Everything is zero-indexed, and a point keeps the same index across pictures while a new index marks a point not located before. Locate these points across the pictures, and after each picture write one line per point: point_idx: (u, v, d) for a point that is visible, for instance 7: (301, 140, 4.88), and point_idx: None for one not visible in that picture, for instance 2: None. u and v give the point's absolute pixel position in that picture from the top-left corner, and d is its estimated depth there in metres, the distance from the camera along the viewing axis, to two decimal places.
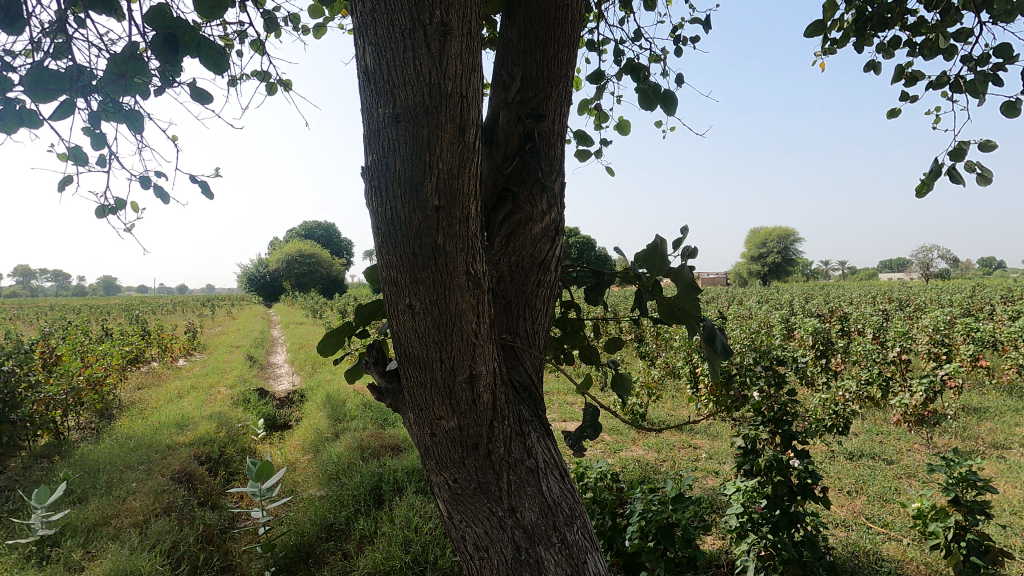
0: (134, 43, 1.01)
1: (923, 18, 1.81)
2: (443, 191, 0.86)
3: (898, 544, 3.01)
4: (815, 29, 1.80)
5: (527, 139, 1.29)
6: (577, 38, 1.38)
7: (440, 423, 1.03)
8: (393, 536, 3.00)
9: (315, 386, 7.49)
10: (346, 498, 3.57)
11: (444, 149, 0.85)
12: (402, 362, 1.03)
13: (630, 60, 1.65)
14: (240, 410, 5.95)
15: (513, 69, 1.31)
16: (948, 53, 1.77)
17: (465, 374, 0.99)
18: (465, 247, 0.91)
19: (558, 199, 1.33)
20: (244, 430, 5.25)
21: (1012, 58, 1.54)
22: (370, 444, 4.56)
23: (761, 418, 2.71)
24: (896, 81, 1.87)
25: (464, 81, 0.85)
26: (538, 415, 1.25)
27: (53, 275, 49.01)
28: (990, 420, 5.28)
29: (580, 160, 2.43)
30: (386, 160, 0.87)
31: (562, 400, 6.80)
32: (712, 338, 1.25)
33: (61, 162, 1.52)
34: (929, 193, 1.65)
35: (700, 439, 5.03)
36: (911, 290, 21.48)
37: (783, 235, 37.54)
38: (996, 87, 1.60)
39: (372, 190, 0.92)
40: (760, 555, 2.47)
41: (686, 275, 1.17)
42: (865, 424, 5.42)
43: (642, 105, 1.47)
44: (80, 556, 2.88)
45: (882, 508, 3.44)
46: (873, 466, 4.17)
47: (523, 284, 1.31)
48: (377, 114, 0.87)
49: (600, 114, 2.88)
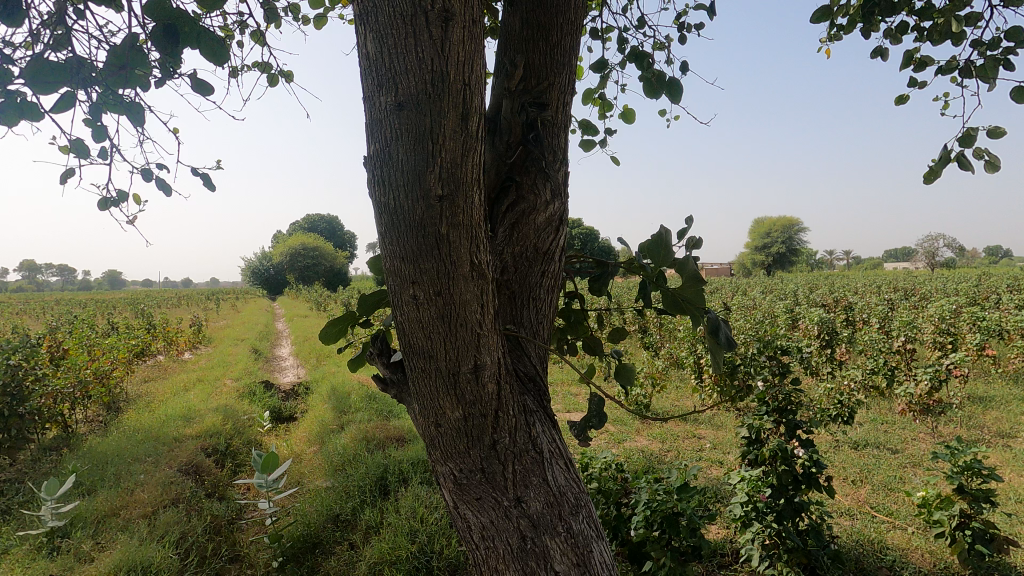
0: (134, 34, 1.00)
1: (930, 2, 1.78)
2: (445, 180, 0.86)
3: (903, 532, 3.01)
4: (821, 15, 1.78)
5: (530, 128, 1.28)
6: (581, 26, 1.37)
7: (445, 414, 1.03)
8: (399, 526, 3.02)
9: (320, 378, 7.52)
10: (351, 489, 3.58)
11: (447, 137, 0.84)
12: (406, 352, 1.03)
13: (633, 48, 1.64)
14: (245, 402, 5.98)
15: (515, 57, 1.30)
16: (958, 37, 1.74)
17: (470, 364, 0.98)
18: (468, 237, 0.91)
19: (562, 189, 1.33)
20: (249, 423, 5.28)
21: (1022, 42, 1.52)
22: (375, 435, 4.58)
23: (766, 408, 2.70)
24: (904, 67, 1.84)
25: (467, 67, 0.84)
26: (542, 405, 1.25)
27: (59, 271, 49.32)
28: (995, 409, 5.26)
29: (584, 151, 2.42)
30: (388, 149, 0.87)
31: (566, 391, 6.81)
32: (716, 329, 1.25)
33: (62, 154, 1.52)
34: (938, 180, 1.64)
35: (704, 429, 5.03)
36: (916, 280, 21.35)
37: (787, 225, 37.32)
38: (1007, 72, 1.58)
39: (375, 179, 0.91)
40: (764, 543, 2.49)
41: (690, 266, 1.17)
42: (870, 413, 5.39)
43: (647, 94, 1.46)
44: (89, 547, 2.91)
45: (886, 497, 3.44)
46: (878, 455, 4.17)
47: (526, 274, 1.30)
48: (378, 103, 0.86)
49: (603, 103, 2.86)
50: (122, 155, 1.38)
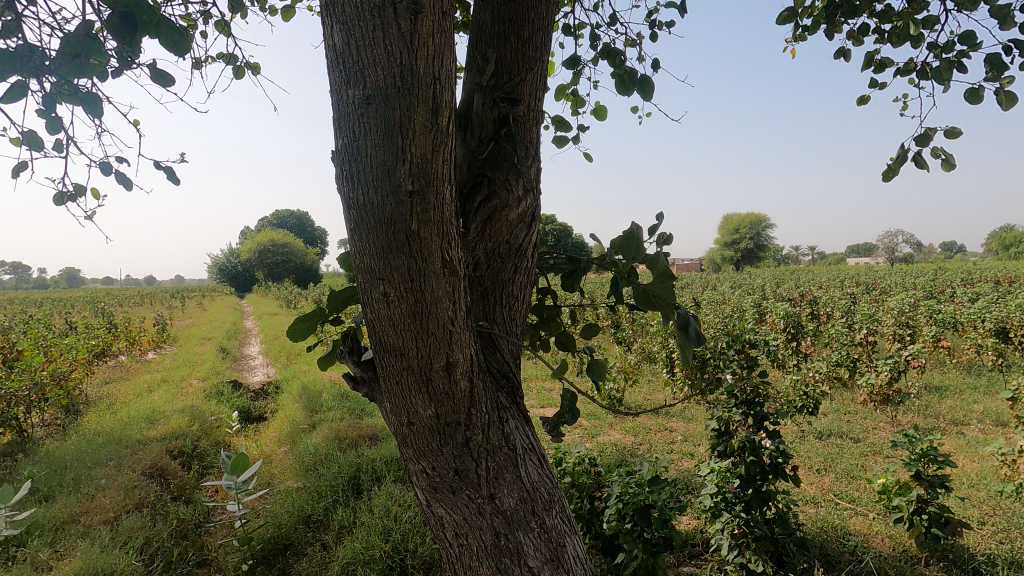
0: (89, 22, 0.96)
1: (889, 5, 1.84)
2: (416, 176, 0.85)
3: (864, 518, 3.12)
4: (787, 15, 1.81)
5: (502, 124, 1.28)
6: (552, 21, 1.36)
7: (417, 412, 1.02)
8: (372, 525, 2.99)
9: (291, 377, 7.39)
10: (323, 489, 3.54)
11: (417, 133, 0.83)
12: (377, 350, 1.02)
13: (606, 44, 1.64)
14: (213, 403, 5.84)
15: (487, 52, 1.29)
16: (915, 40, 1.80)
17: (442, 362, 0.98)
18: (439, 234, 0.90)
19: (534, 185, 1.32)
20: (217, 423, 5.16)
21: (974, 46, 1.58)
22: (347, 434, 4.52)
23: (734, 401, 2.78)
24: (865, 68, 1.90)
25: (436, 62, 0.83)
26: (515, 402, 1.25)
27: (13, 269, 47.21)
28: (950, 398, 5.49)
29: (557, 147, 2.43)
30: (357, 145, 0.85)
31: (540, 387, 6.85)
32: (686, 324, 1.27)
33: (13, 147, 1.45)
34: (896, 178, 1.69)
35: (675, 422, 5.12)
36: (877, 275, 22.09)
37: (755, 222, 38.20)
38: (961, 74, 1.64)
39: (343, 175, 0.90)
40: (733, 533, 2.54)
41: (660, 261, 1.18)
42: (834, 404, 5.57)
43: (619, 90, 1.46)
44: (47, 555, 2.81)
45: (849, 485, 3.56)
46: (841, 444, 4.31)
47: (499, 271, 1.30)
48: (346, 96, 0.84)
49: (576, 100, 2.87)
50: (79, 148, 1.33)
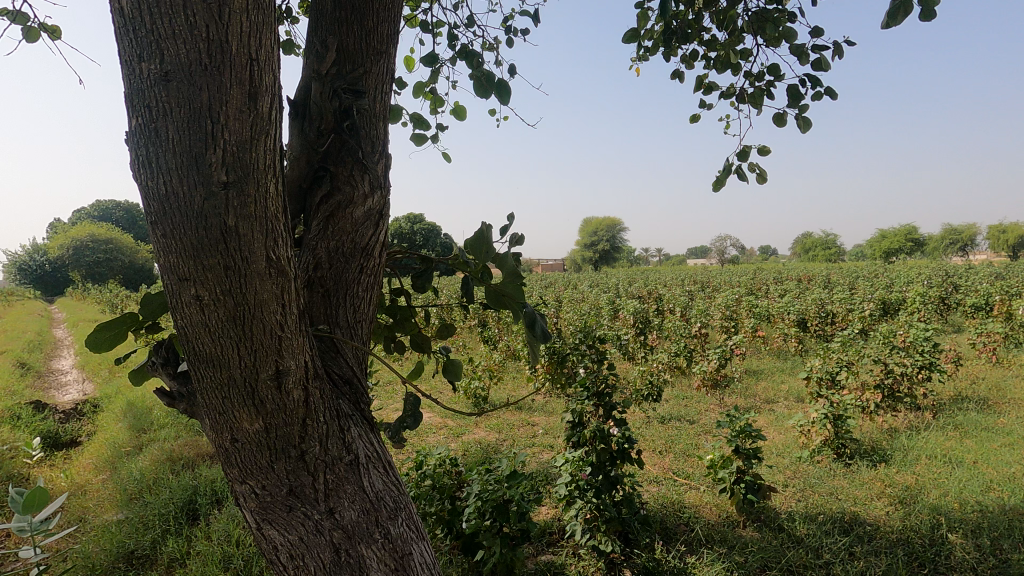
0: None
1: (714, 36, 2.07)
2: (232, 165, 0.76)
3: (696, 491, 3.50)
4: (631, 35, 1.96)
5: (345, 116, 1.21)
6: (398, 14, 1.33)
7: (242, 427, 0.93)
8: (210, 554, 2.69)
9: (113, 393, 6.42)
10: (150, 519, 3.11)
11: (231, 117, 0.75)
12: (191, 361, 0.90)
13: (465, 45, 1.63)
14: (4, 429, 4.86)
15: (327, 38, 1.22)
16: (735, 68, 2.05)
17: (271, 371, 0.89)
18: (262, 231, 0.82)
19: (381, 182, 1.27)
20: (10, 454, 4.30)
21: (779, 77, 1.84)
22: (183, 454, 4.03)
23: (587, 393, 2.96)
24: (696, 90, 2.12)
25: (252, 41, 0.76)
26: (359, 409, 1.19)
27: None
28: (764, 380, 6.39)
29: (416, 146, 2.39)
30: (156, 126, 0.74)
31: (406, 389, 6.71)
32: (533, 323, 1.31)
33: None
34: (722, 188, 1.91)
35: (537, 416, 5.33)
36: (710, 274, 25.04)
37: (611, 225, 41.24)
38: (769, 101, 1.90)
39: (141, 160, 0.78)
40: (585, 518, 2.68)
41: (509, 263, 1.21)
42: (674, 390, 6.19)
43: (477, 92, 1.46)
44: None
45: (685, 462, 3.98)
46: (679, 426, 4.80)
47: (342, 271, 1.23)
48: (140, 70, 0.73)
49: (435, 98, 2.85)
50: None
